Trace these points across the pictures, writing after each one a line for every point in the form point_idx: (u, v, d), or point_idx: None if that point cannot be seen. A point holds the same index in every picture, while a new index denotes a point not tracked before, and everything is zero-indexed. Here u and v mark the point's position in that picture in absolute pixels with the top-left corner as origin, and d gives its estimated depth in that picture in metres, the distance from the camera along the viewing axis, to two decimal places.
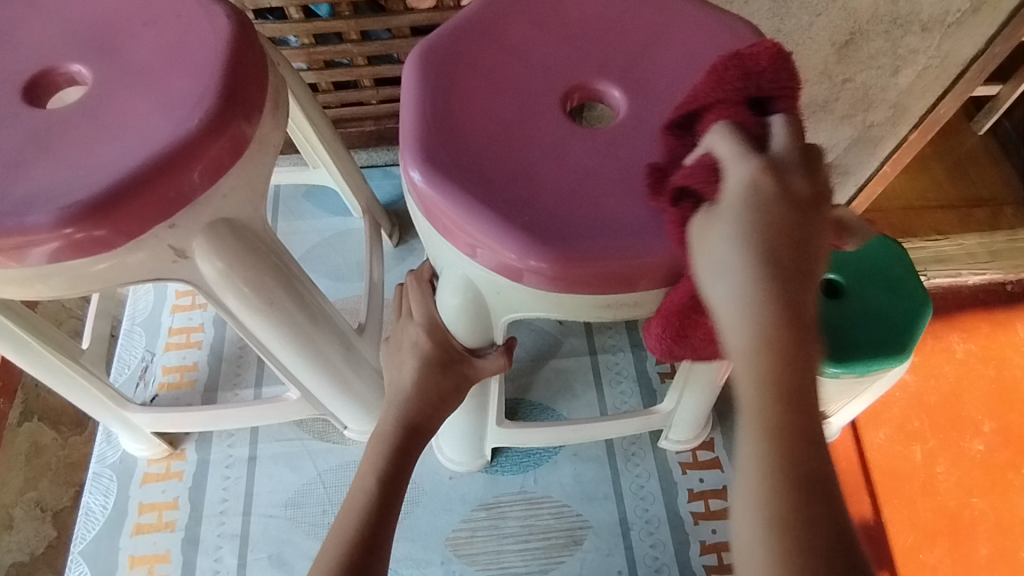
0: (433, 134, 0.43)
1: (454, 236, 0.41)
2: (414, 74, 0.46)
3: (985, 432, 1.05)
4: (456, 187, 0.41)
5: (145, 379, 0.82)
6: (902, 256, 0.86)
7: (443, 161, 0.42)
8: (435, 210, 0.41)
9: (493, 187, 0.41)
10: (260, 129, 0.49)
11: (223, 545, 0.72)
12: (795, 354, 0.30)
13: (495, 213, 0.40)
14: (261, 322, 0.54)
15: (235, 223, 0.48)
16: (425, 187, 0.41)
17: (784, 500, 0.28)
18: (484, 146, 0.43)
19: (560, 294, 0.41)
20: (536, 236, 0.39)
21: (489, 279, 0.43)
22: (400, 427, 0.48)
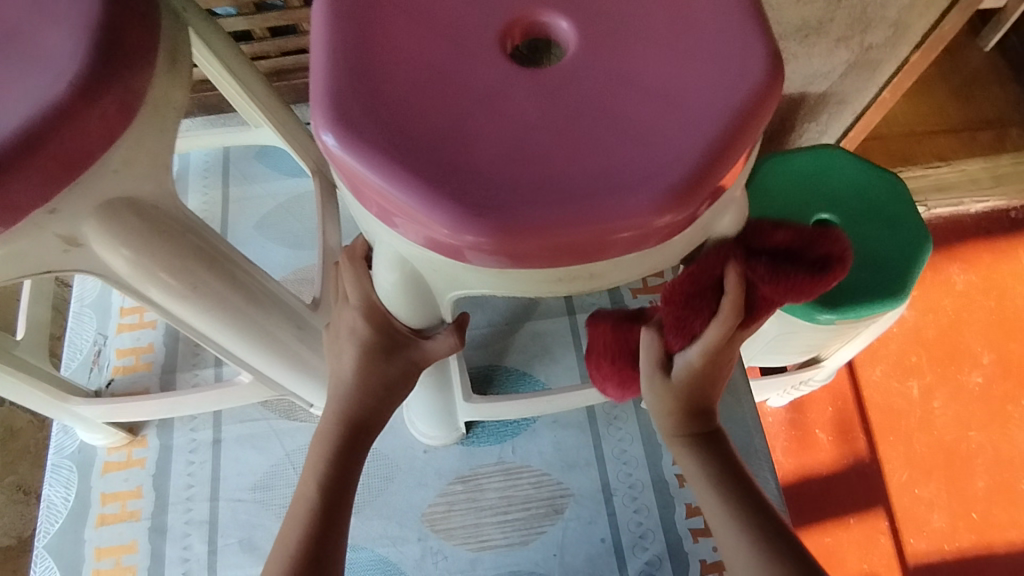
0: (346, 85, 0.36)
1: (376, 208, 0.35)
2: (325, 14, 0.39)
3: (984, 364, 1.02)
4: (373, 149, 0.34)
5: (99, 364, 0.77)
6: (902, 190, 0.80)
7: (358, 118, 0.35)
8: (351, 176, 0.35)
9: (416, 146, 0.34)
10: (154, 90, 0.42)
11: (191, 532, 0.69)
12: (716, 457, 0.47)
13: (421, 177, 0.33)
14: (192, 310, 0.49)
15: (137, 202, 0.42)
16: (339, 153, 0.34)
17: (745, 528, 0.45)
18: (409, 97, 0.35)
19: (502, 269, 0.35)
20: (471, 203, 0.33)
21: (422, 254, 0.36)
22: (343, 425, 0.44)
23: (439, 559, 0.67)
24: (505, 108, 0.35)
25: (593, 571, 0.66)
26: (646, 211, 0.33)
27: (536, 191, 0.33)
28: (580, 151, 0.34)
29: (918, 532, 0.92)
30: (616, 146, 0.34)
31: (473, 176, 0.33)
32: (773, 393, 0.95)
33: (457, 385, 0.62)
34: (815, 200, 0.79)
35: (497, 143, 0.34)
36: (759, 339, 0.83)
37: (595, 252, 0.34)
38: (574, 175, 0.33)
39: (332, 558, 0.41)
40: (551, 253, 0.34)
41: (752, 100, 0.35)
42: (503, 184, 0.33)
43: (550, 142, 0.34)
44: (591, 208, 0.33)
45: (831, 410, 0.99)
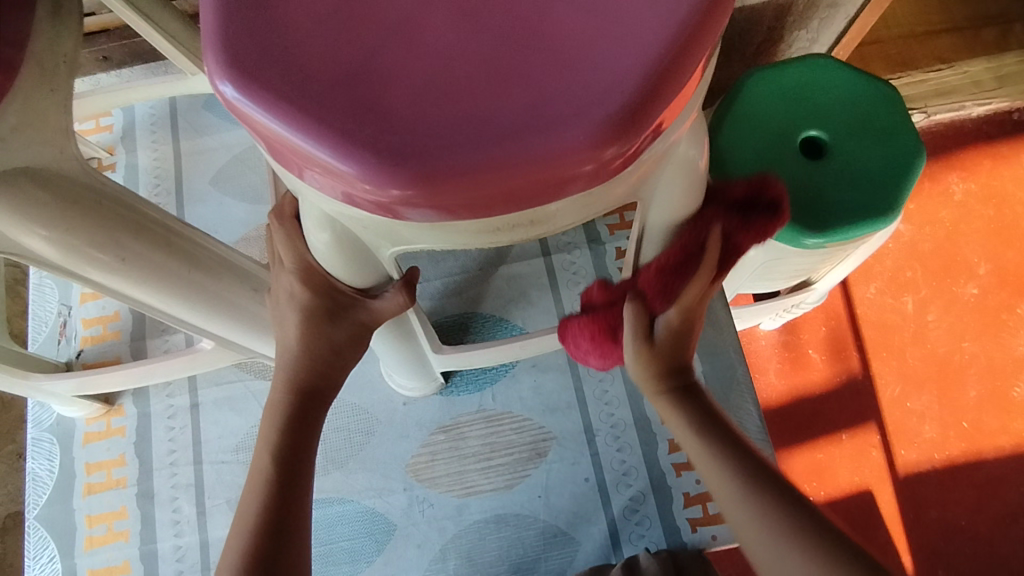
0: (240, 24, 0.31)
1: (290, 165, 0.32)
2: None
3: (980, 274, 1.00)
4: (275, 97, 0.30)
5: (66, 336, 0.75)
6: (896, 101, 0.74)
7: (257, 63, 0.30)
8: (256, 129, 0.31)
9: (324, 91, 0.30)
10: (36, 46, 0.37)
11: (179, 496, 0.69)
12: (699, 412, 0.48)
13: (332, 127, 0.29)
14: (128, 282, 0.46)
15: (37, 171, 0.38)
16: (238, 104, 0.30)
17: (745, 487, 0.44)
18: (313, 33, 0.31)
19: (435, 222, 0.32)
20: (388, 152, 0.29)
21: (347, 212, 0.33)
22: (293, 393, 0.42)
23: (426, 506, 0.68)
24: (422, 38, 0.31)
25: (579, 509, 0.67)
26: (585, 147, 0.29)
27: (461, 133, 0.29)
28: (509, 82, 0.30)
29: (910, 443, 0.92)
30: (548, 73, 0.30)
31: (389, 120, 0.30)
32: (766, 317, 0.92)
33: (423, 334, 0.58)
34: (801, 118, 0.74)
35: (415, 80, 0.30)
36: (747, 266, 0.79)
37: (534, 198, 0.31)
38: (503, 112, 0.30)
39: (296, 529, 0.40)
40: (485, 202, 0.31)
41: (700, 12, 0.31)
42: (424, 128, 0.29)
43: (474, 75, 0.30)
44: (525, 148, 0.29)
45: (825, 330, 0.97)
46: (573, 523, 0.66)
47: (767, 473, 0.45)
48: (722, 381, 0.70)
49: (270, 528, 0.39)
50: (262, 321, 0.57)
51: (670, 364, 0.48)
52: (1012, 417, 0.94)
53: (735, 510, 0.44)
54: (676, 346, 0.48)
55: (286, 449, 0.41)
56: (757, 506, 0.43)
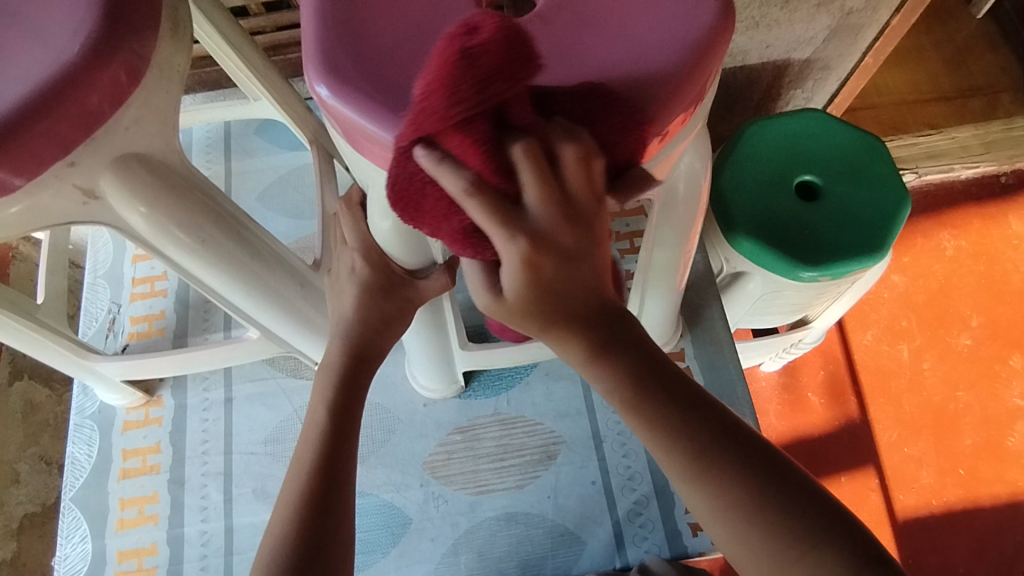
0: (333, 37, 0.39)
1: (369, 152, 0.39)
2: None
3: (972, 326, 1.05)
4: (362, 96, 0.37)
5: (114, 330, 0.82)
6: (882, 151, 0.82)
7: (348, 69, 0.38)
8: (344, 122, 0.38)
9: (403, 89, 0.37)
10: (157, 56, 0.45)
11: (208, 483, 0.74)
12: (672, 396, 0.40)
13: (406, 119, 0.37)
14: (200, 263, 0.52)
15: (147, 156, 0.45)
16: (332, 101, 0.38)
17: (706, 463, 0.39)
18: (395, 47, 0.39)
19: None
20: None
21: None
22: (347, 356, 0.49)
23: (440, 503, 0.72)
24: None
25: (586, 511, 0.71)
26: None
27: None
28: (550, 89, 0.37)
29: (907, 488, 0.96)
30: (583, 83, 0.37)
31: None
32: (766, 357, 0.99)
33: (453, 330, 0.65)
34: (797, 164, 0.82)
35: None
36: (747, 299, 0.85)
37: None
38: None
39: (345, 473, 0.45)
40: None
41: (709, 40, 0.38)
42: None
43: None
44: None
45: (824, 373, 1.02)
46: (580, 523, 0.70)
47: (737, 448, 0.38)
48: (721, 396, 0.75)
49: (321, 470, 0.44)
50: (305, 312, 0.63)
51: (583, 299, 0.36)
52: (1007, 465, 0.97)
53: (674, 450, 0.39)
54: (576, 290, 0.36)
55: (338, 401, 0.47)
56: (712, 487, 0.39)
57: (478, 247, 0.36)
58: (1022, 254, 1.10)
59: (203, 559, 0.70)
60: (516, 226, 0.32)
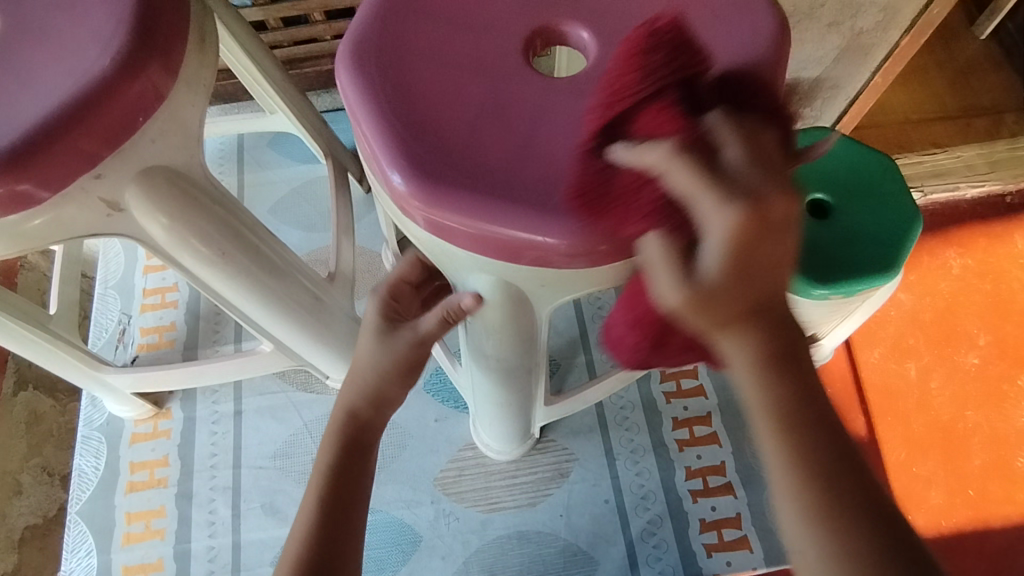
0: (394, 125, 0.39)
1: (458, 236, 0.38)
2: (351, 63, 0.41)
3: (980, 345, 1.05)
4: (445, 183, 0.37)
5: (124, 342, 0.81)
6: (893, 170, 0.82)
7: (420, 154, 0.38)
8: (424, 211, 0.38)
9: (484, 168, 0.37)
10: (184, 70, 0.45)
11: (216, 497, 0.73)
12: None
13: (496, 200, 0.36)
14: (220, 276, 0.52)
15: (172, 169, 0.45)
16: (407, 190, 0.37)
17: None
18: (462, 127, 0.39)
19: (580, 268, 0.38)
20: (550, 213, 0.36)
21: (505, 266, 0.39)
22: None
23: (451, 520, 0.71)
24: (552, 130, 0.39)
25: (598, 530, 0.70)
26: None
27: None
28: None
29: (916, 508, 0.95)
30: None
31: (541, 190, 0.37)
32: None
33: (539, 398, 0.62)
34: (808, 182, 0.82)
35: (557, 157, 0.38)
36: None
37: None
38: None
39: None
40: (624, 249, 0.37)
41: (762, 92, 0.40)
42: None
43: None
44: None
45: (832, 391, 1.02)
46: (592, 543, 0.69)
47: None
48: (735, 415, 0.75)
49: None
50: (318, 326, 0.63)
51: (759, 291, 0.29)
52: (1017, 486, 0.96)
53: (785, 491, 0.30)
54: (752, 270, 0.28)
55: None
56: None
57: (665, 228, 0.30)
58: None
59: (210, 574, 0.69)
60: (719, 182, 0.26)
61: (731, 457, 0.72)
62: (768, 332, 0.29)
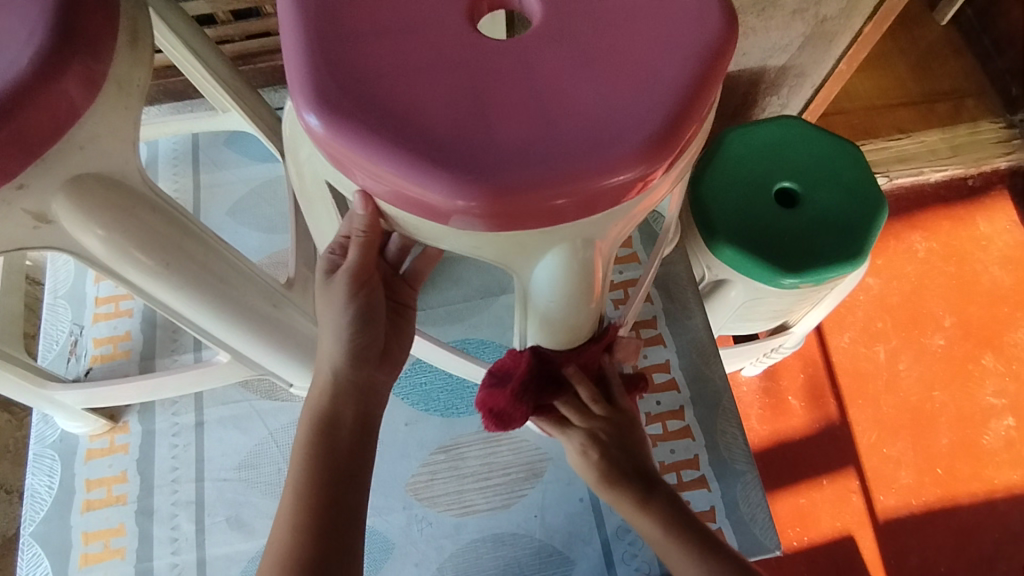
0: (383, 137, 0.35)
1: (373, 185, 0.37)
2: (303, 88, 0.37)
3: (945, 326, 1.06)
4: (361, 128, 0.36)
5: (76, 354, 0.78)
6: (858, 158, 0.82)
7: (429, 157, 0.35)
8: (339, 155, 0.36)
9: (504, 148, 0.35)
10: (115, 71, 0.42)
11: (178, 513, 0.70)
12: (693, 536, 0.52)
13: (411, 151, 0.35)
14: (168, 288, 0.49)
15: (105, 176, 0.43)
16: (435, 198, 0.35)
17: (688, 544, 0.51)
18: (458, 112, 0.36)
19: (498, 234, 0.37)
20: (594, 167, 0.35)
21: (422, 224, 0.38)
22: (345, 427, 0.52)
23: (424, 525, 0.69)
24: (481, 84, 0.37)
25: (573, 530, 0.69)
26: (628, 161, 0.35)
27: (524, 156, 0.35)
28: (562, 117, 0.36)
29: (887, 488, 0.96)
30: (593, 112, 0.36)
31: (460, 145, 0.35)
32: (746, 361, 0.97)
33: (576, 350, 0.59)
34: (775, 171, 0.81)
35: (566, 113, 0.36)
36: (729, 306, 0.83)
37: (592, 204, 0.36)
38: (559, 140, 0.35)
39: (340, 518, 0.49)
40: (542, 212, 0.36)
41: (712, 61, 0.39)
42: (492, 151, 0.35)
43: (532, 112, 0.36)
44: (576, 167, 0.35)
45: (804, 376, 1.02)
46: (568, 543, 0.68)
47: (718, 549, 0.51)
48: (708, 409, 0.75)
49: (324, 478, 0.49)
50: (275, 334, 0.61)
51: (628, 460, 0.54)
52: (983, 464, 0.98)
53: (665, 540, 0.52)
54: (606, 451, 0.54)
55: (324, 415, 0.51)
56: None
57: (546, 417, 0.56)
58: (990, 255, 1.12)
59: None
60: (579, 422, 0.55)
61: (705, 450, 0.72)
62: (651, 504, 0.52)
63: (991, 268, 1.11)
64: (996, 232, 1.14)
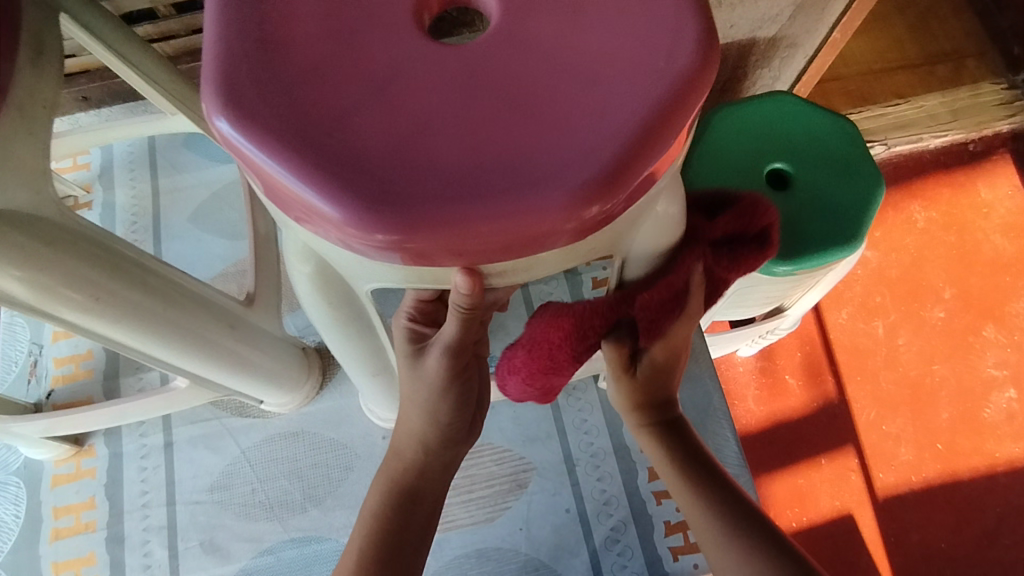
0: (448, 195, 0.30)
1: (299, 213, 0.32)
2: (324, 199, 0.30)
3: (945, 298, 1.03)
4: (284, 148, 0.31)
5: (37, 375, 0.74)
6: (855, 134, 0.74)
7: (517, 193, 0.30)
8: (262, 177, 0.32)
9: (578, 153, 0.31)
10: (14, 92, 0.38)
11: (150, 538, 0.67)
12: (710, 485, 0.50)
13: (340, 175, 0.30)
14: (104, 322, 0.46)
15: (15, 213, 0.38)
16: (558, 224, 0.31)
17: (709, 501, 0.49)
18: (503, 142, 0.31)
19: (444, 269, 0.33)
20: (665, 124, 0.32)
21: (360, 260, 0.34)
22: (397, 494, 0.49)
23: None
24: (423, 96, 0.32)
25: (560, 541, 0.66)
26: (591, 185, 0.31)
27: (471, 181, 0.30)
28: (516, 132, 0.32)
29: (887, 466, 0.93)
30: (552, 126, 0.32)
31: (397, 169, 0.31)
32: (741, 344, 0.94)
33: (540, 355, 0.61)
34: (762, 151, 0.73)
35: (593, 97, 0.32)
36: (721, 295, 0.78)
37: (548, 239, 0.32)
38: (512, 161, 0.31)
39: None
40: (492, 248, 0.31)
41: (691, 69, 0.33)
42: (434, 175, 0.30)
43: (483, 127, 0.32)
44: (529, 194, 0.30)
45: (800, 355, 0.99)
46: (555, 556, 0.66)
47: (751, 514, 0.48)
48: (699, 406, 0.72)
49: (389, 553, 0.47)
50: (233, 358, 0.57)
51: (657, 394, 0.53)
52: (984, 437, 0.95)
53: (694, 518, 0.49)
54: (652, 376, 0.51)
55: (407, 488, 0.49)
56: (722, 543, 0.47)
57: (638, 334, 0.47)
58: (991, 222, 1.08)
59: None
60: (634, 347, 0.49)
61: None
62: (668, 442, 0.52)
63: (992, 236, 1.07)
64: (998, 198, 1.09)
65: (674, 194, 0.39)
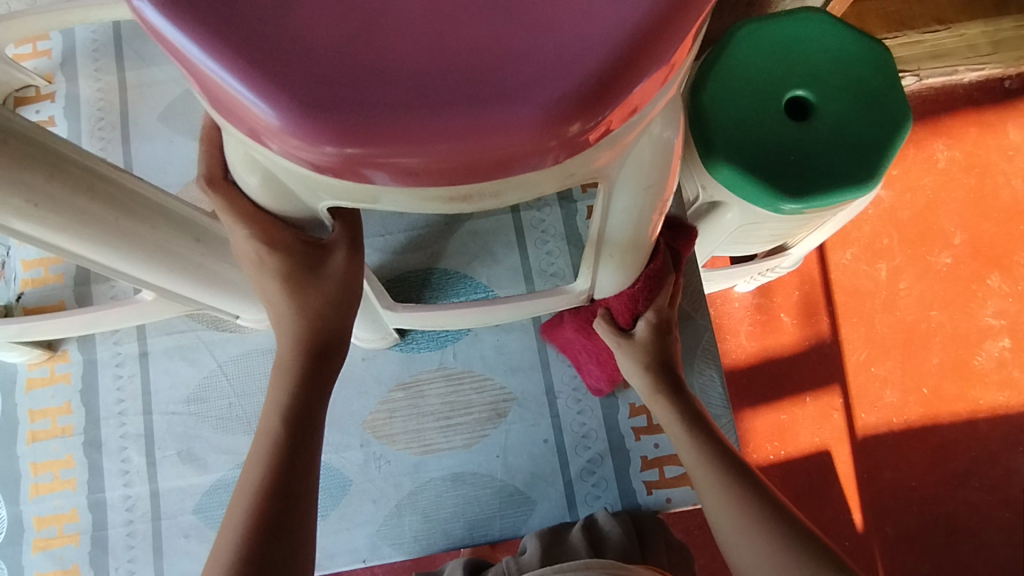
0: (403, 105, 0.26)
1: (237, 116, 0.28)
2: (262, 103, 0.26)
3: (955, 244, 0.98)
4: (215, 37, 0.26)
5: (5, 277, 0.72)
6: (886, 59, 0.67)
7: (484, 104, 0.26)
8: (191, 71, 0.27)
9: (558, 60, 0.26)
10: None
11: (127, 446, 0.68)
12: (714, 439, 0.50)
13: (278, 72, 0.26)
14: (51, 228, 0.42)
15: None
16: (530, 145, 0.27)
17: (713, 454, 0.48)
18: (470, 40, 0.26)
19: (399, 190, 0.29)
20: (662, 31, 0.27)
21: (309, 176, 0.30)
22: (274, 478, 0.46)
23: (382, 463, 0.67)
24: None
25: (536, 470, 0.66)
26: (571, 101, 0.26)
27: (431, 87, 0.26)
28: (487, 30, 0.27)
29: (870, 407, 0.93)
30: (531, 25, 0.27)
31: (345, 68, 0.26)
32: (739, 280, 0.90)
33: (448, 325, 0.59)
34: (783, 74, 0.66)
35: None
36: (724, 229, 0.74)
37: (520, 161, 0.28)
38: (481, 64, 0.26)
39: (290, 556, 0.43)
40: (454, 169, 0.27)
41: None
42: (387, 78, 0.26)
43: (450, 21, 0.27)
44: (497, 108, 0.26)
45: (798, 293, 0.96)
46: (530, 483, 0.66)
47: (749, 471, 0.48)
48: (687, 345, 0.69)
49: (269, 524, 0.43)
50: (199, 272, 0.54)
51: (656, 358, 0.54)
52: (971, 384, 0.94)
53: (698, 466, 0.49)
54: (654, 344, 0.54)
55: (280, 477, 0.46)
56: (725, 490, 0.47)
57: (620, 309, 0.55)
58: (1016, 165, 1.01)
59: (129, 524, 0.66)
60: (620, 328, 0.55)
61: None
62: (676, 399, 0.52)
63: (1014, 180, 1.01)
64: None
65: (671, 116, 0.34)
